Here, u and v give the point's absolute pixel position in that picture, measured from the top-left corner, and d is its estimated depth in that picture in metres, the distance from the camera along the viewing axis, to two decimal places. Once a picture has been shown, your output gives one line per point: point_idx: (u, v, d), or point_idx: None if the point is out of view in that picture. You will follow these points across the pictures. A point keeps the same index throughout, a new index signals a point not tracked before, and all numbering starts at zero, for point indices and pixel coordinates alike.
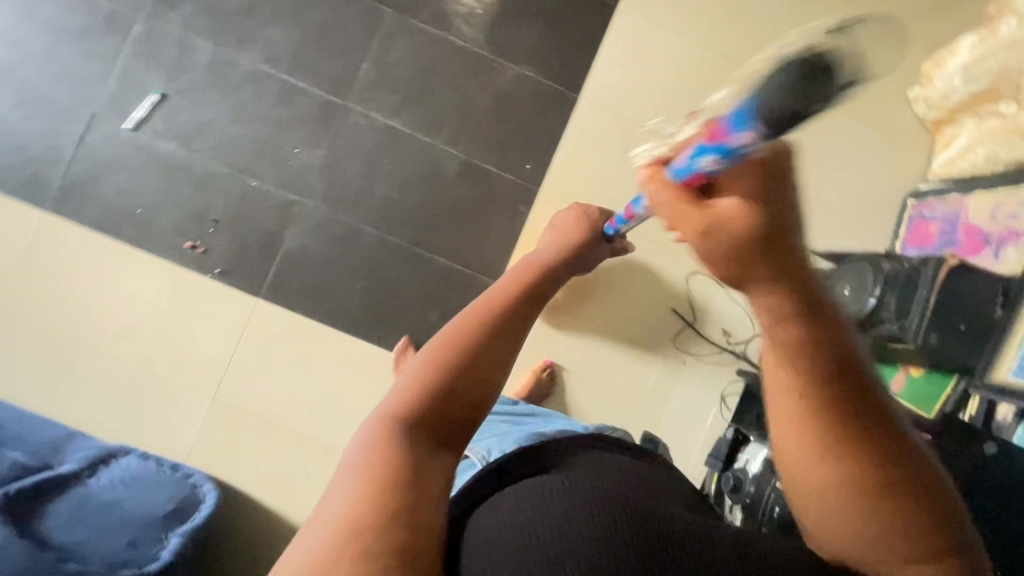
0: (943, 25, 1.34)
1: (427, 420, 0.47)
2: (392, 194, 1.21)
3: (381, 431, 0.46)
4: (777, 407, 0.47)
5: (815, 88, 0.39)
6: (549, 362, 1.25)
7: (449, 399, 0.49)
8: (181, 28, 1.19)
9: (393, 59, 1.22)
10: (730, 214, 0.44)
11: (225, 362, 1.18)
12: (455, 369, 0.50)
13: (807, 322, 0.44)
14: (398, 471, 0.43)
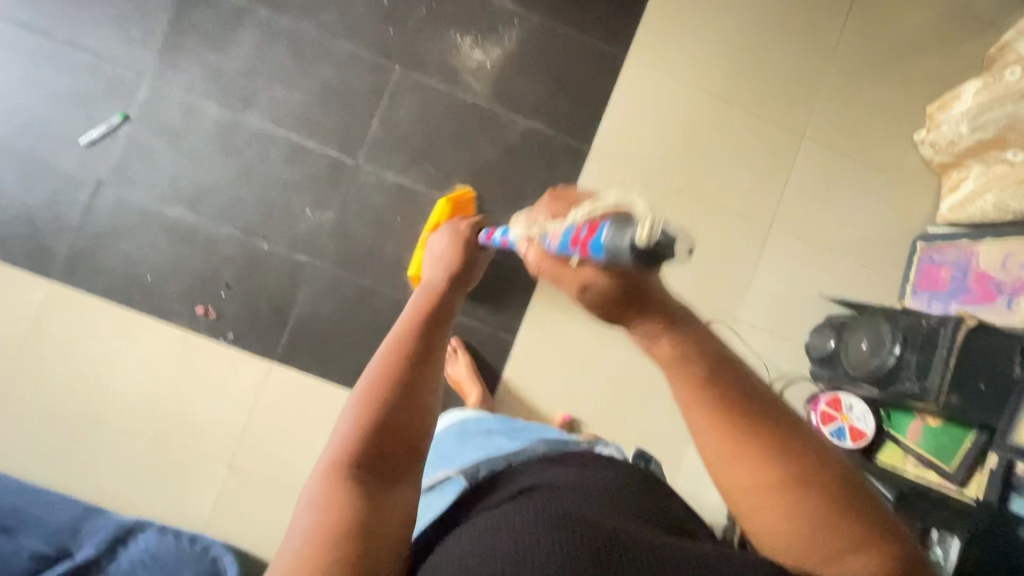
0: (943, 70, 1.36)
1: (369, 459, 0.46)
2: (405, 253, 1.20)
3: (327, 481, 0.44)
4: (695, 433, 0.48)
5: (657, 262, 0.46)
6: (567, 417, 1.23)
7: (385, 433, 0.47)
8: (186, 90, 1.17)
9: (402, 116, 1.21)
10: (593, 279, 0.48)
11: (239, 429, 1.16)
12: (390, 408, 0.48)
13: (686, 352, 0.47)
14: (351, 519, 0.42)
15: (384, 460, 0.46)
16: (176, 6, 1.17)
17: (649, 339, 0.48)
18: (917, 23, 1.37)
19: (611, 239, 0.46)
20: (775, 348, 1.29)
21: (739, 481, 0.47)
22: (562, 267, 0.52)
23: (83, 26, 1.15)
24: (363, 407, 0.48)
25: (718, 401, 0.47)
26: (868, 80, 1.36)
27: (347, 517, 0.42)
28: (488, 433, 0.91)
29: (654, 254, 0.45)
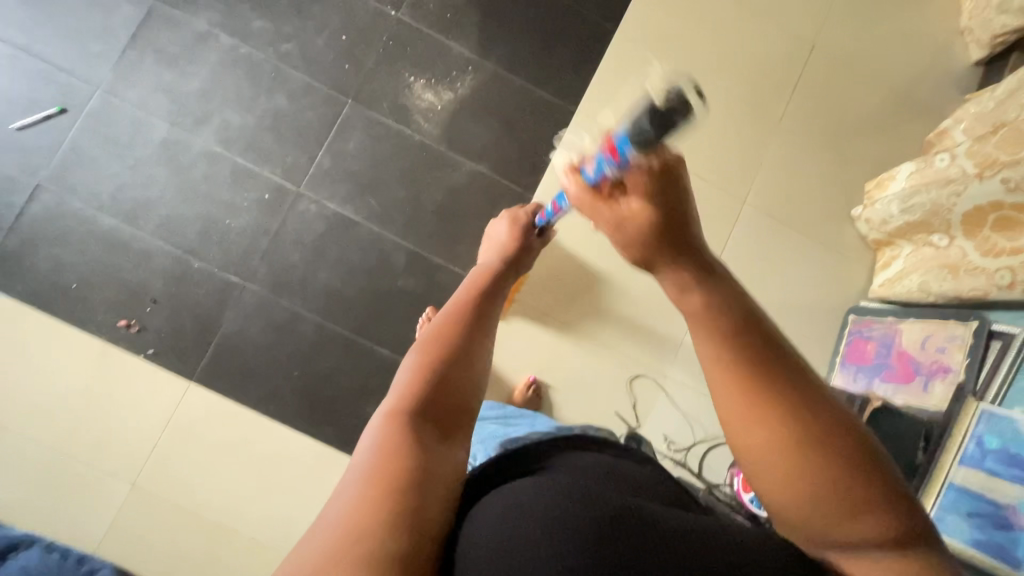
0: (884, 151, 1.41)
1: (427, 412, 0.47)
2: (335, 282, 1.21)
3: (389, 425, 0.44)
4: (723, 397, 0.44)
5: (673, 120, 0.59)
6: (533, 379, 1.26)
7: (444, 391, 0.49)
8: (137, 105, 1.19)
9: (349, 149, 1.23)
10: (632, 211, 0.52)
11: (145, 448, 1.13)
12: (449, 370, 0.50)
13: (705, 285, 0.47)
14: (411, 470, 0.42)
15: (442, 416, 0.47)
16: (137, 23, 1.20)
17: (679, 291, 0.48)
18: (861, 104, 1.43)
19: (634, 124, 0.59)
20: (703, 408, 1.30)
21: (754, 451, 0.43)
22: (600, 200, 0.57)
23: (43, 33, 1.17)
24: (419, 366, 0.50)
25: (735, 342, 0.44)
26: (811, 153, 1.40)
27: (405, 468, 0.41)
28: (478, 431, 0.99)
29: (670, 107, 0.58)
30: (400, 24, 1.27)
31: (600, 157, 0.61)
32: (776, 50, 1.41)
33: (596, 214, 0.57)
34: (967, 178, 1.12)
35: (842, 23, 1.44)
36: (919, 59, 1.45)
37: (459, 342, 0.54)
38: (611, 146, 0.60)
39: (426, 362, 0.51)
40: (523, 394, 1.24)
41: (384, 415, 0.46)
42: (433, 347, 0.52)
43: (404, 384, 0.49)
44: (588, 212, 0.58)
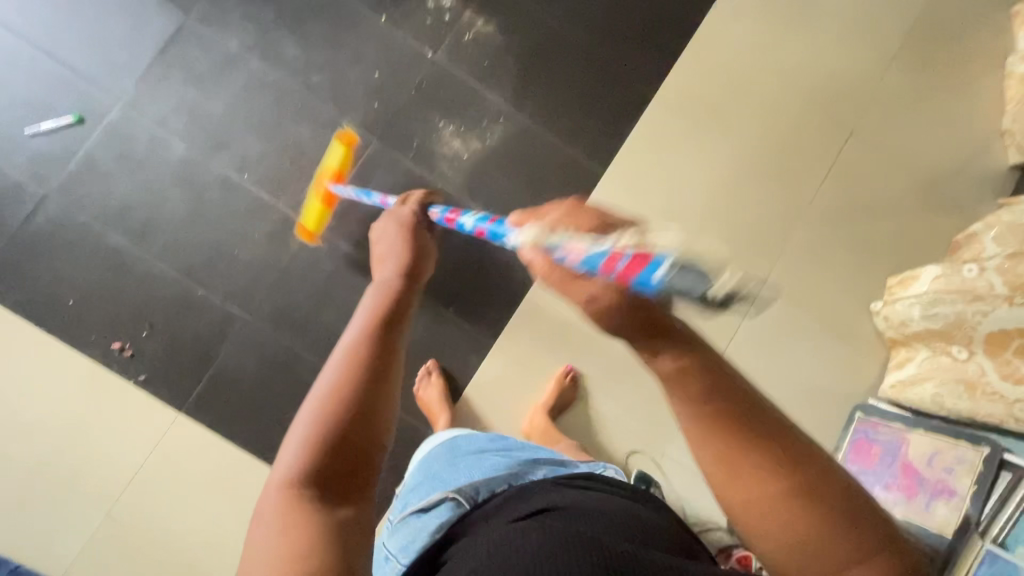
0: (910, 245, 1.38)
1: (325, 477, 0.49)
2: (338, 325, 1.18)
3: (283, 501, 0.47)
4: (714, 457, 0.50)
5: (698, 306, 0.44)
6: (570, 368, 1.25)
7: (342, 448, 0.51)
8: (156, 122, 1.15)
9: (369, 189, 1.20)
10: (597, 292, 0.46)
11: (125, 476, 1.10)
12: (340, 428, 0.51)
13: (687, 358, 0.49)
14: (315, 540, 0.44)
15: (340, 476, 0.50)
16: (166, 38, 1.16)
17: (650, 356, 0.49)
18: (892, 195, 1.40)
19: (676, 279, 0.43)
20: (700, 492, 1.26)
21: (745, 504, 0.49)
22: (570, 281, 0.47)
23: (68, 39, 1.13)
24: (309, 435, 0.51)
25: (718, 426, 0.49)
26: (837, 241, 1.37)
27: (307, 538, 0.44)
28: (480, 452, 0.90)
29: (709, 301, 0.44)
30: (435, 66, 1.23)
31: (607, 260, 0.45)
32: (813, 133, 1.38)
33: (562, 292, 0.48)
34: (995, 300, 1.12)
35: (882, 112, 1.41)
36: (955, 156, 1.42)
37: (351, 393, 0.53)
38: (631, 269, 0.44)
39: (315, 425, 0.51)
40: (560, 382, 1.23)
41: (279, 487, 0.48)
42: (322, 407, 0.52)
43: (295, 449, 0.50)
44: (560, 285, 0.48)
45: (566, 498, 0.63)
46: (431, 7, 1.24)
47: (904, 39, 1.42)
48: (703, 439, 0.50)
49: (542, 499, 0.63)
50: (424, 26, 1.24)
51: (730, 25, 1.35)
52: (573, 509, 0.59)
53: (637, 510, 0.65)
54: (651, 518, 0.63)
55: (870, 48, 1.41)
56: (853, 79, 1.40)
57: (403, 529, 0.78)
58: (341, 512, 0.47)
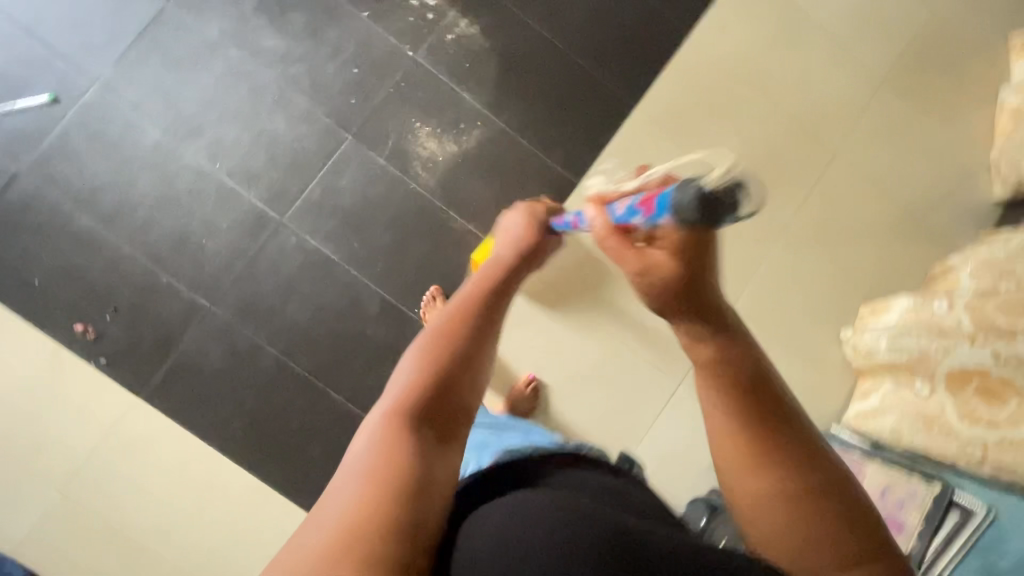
0: (887, 273, 1.38)
1: (423, 421, 0.56)
2: (302, 319, 1.18)
3: (386, 430, 0.53)
4: (721, 438, 0.57)
5: (718, 217, 0.53)
6: (532, 377, 1.27)
7: (437, 403, 0.58)
8: (131, 106, 1.15)
9: (342, 185, 1.20)
10: (658, 261, 0.60)
11: (80, 457, 1.11)
12: (438, 388, 0.59)
13: (717, 342, 0.59)
14: (412, 475, 0.50)
15: (434, 426, 0.56)
16: (146, 23, 1.16)
17: (695, 341, 0.60)
18: (872, 223, 1.39)
19: (676, 197, 0.55)
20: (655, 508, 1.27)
21: (747, 494, 0.55)
22: (628, 246, 0.63)
23: (49, 18, 1.13)
24: (415, 381, 0.60)
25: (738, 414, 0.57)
26: (812, 266, 1.36)
27: (406, 471, 0.50)
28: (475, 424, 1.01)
29: (720, 206, 0.52)
30: (416, 65, 1.23)
31: (635, 204, 0.62)
32: (795, 155, 1.37)
33: (621, 255, 0.64)
34: (959, 336, 1.12)
35: (869, 137, 1.39)
36: (939, 186, 1.40)
37: (448, 362, 0.62)
38: (650, 201, 0.59)
39: (418, 380, 0.60)
40: (521, 391, 1.25)
41: (382, 419, 0.55)
42: (426, 365, 0.61)
43: (398, 392, 0.59)
44: (614, 254, 0.64)
45: (567, 470, 0.66)
46: (415, 5, 1.23)
47: (897, 64, 1.40)
48: (713, 423, 0.58)
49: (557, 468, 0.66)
50: (406, 24, 1.22)
51: (719, 40, 1.33)
52: (584, 481, 0.63)
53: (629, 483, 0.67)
54: (659, 504, 0.65)
55: (861, 72, 1.39)
56: (842, 103, 1.39)
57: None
58: (431, 451, 0.54)
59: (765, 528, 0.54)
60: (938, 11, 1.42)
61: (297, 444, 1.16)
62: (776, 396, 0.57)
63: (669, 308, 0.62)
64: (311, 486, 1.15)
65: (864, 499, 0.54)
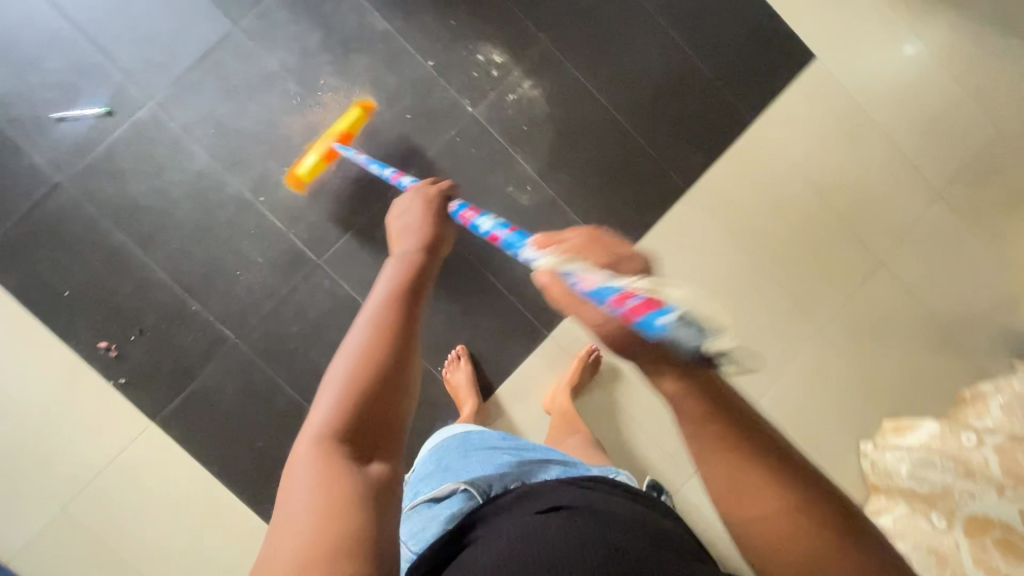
0: (915, 387, 1.36)
1: (353, 437, 0.52)
2: (325, 364, 1.17)
3: (315, 456, 0.50)
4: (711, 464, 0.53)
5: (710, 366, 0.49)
6: (594, 347, 1.27)
7: (364, 412, 0.53)
8: (182, 128, 1.14)
9: (382, 234, 1.18)
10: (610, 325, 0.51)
11: (87, 475, 1.10)
12: (369, 392, 0.54)
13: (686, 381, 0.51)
14: (348, 497, 0.47)
15: (367, 437, 0.52)
16: (209, 46, 1.14)
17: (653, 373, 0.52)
18: (906, 336, 1.36)
19: (679, 331, 0.47)
20: None
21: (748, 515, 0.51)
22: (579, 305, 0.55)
23: (113, 29, 1.12)
24: (340, 394, 0.54)
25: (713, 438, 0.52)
26: (841, 372, 1.34)
27: (343, 495, 0.47)
28: (492, 448, 0.91)
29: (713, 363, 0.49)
30: (472, 121, 1.21)
31: (607, 293, 0.52)
32: (840, 257, 1.34)
33: (577, 316, 0.55)
34: (989, 482, 1.10)
35: (916, 249, 1.37)
36: (981, 305, 1.38)
37: (381, 362, 0.56)
38: (637, 312, 0.48)
39: (343, 389, 0.54)
40: (583, 361, 1.26)
41: (311, 443, 0.51)
42: (352, 372, 0.55)
43: (327, 401, 0.53)
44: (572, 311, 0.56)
45: (580, 498, 0.68)
46: (480, 61, 1.21)
47: (956, 178, 1.37)
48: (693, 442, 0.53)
49: (556, 496, 0.68)
50: (469, 78, 1.20)
51: (779, 133, 1.32)
52: (592, 508, 0.66)
53: (646, 517, 0.68)
54: (667, 525, 0.69)
55: (919, 181, 1.36)
56: (895, 209, 1.36)
57: (412, 519, 0.80)
58: (369, 468, 0.50)
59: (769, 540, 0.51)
60: (1007, 129, 1.38)
61: None
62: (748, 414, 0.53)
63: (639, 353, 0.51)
64: None
65: (846, 494, 0.53)
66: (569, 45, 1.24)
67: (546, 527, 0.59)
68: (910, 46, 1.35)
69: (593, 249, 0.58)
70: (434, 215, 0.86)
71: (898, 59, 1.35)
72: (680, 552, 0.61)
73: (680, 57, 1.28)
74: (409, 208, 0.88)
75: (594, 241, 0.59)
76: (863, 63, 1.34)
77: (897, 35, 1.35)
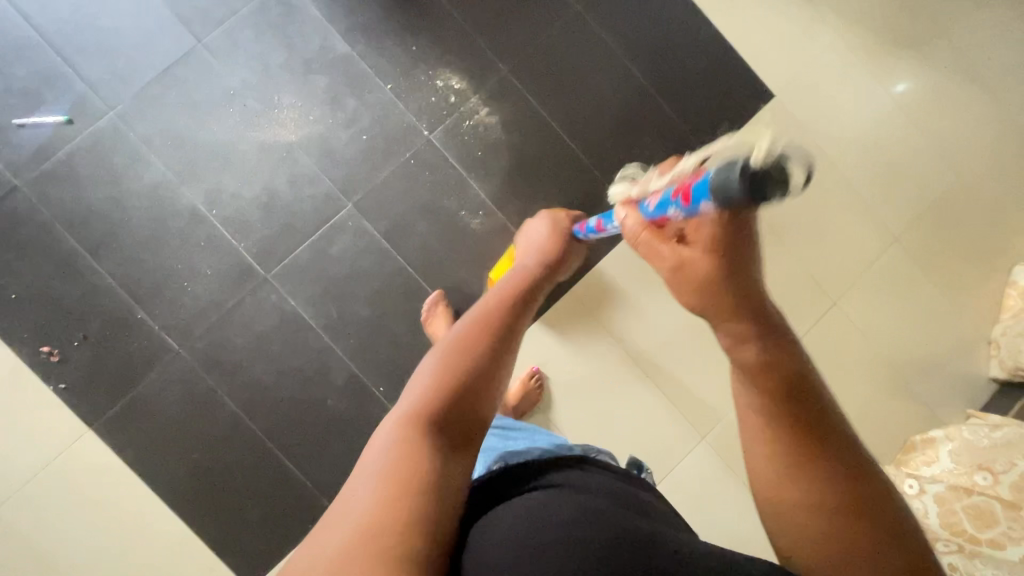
0: (867, 430, 1.34)
1: (438, 426, 0.53)
2: (266, 379, 1.17)
3: (400, 432, 0.51)
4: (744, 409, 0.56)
5: (763, 191, 0.49)
6: (537, 370, 1.26)
7: (454, 407, 0.55)
8: (141, 139, 1.16)
9: (332, 252, 1.19)
10: (692, 257, 0.59)
11: (18, 479, 1.10)
12: (463, 390, 0.56)
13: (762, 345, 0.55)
14: (423, 478, 0.48)
15: (452, 433, 0.54)
16: (173, 61, 1.17)
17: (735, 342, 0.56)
18: (859, 377, 1.35)
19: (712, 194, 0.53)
20: None
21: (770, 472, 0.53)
22: (657, 238, 0.64)
23: (80, 40, 1.14)
24: (438, 381, 0.56)
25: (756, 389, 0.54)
26: None
27: (422, 478, 0.48)
28: (485, 426, 0.97)
29: (764, 180, 0.48)
30: (429, 145, 1.22)
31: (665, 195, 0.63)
32: (793, 297, 1.34)
33: (654, 252, 0.64)
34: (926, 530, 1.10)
35: (872, 291, 1.36)
36: (937, 350, 1.37)
37: (478, 363, 0.59)
38: (683, 191, 0.59)
39: (441, 374, 0.57)
40: (526, 384, 1.24)
41: (399, 421, 0.53)
42: (452, 364, 0.58)
43: (423, 385, 0.56)
44: (646, 247, 0.65)
45: (571, 468, 0.66)
46: (439, 86, 1.23)
47: (913, 222, 1.38)
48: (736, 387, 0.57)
49: (546, 467, 0.66)
50: (427, 102, 1.23)
51: None
52: (579, 479, 0.63)
53: (633, 491, 0.66)
54: (659, 506, 0.66)
55: (876, 224, 1.37)
56: (852, 250, 1.36)
57: None
58: (450, 462, 0.52)
59: (802, 538, 0.51)
60: (967, 175, 1.39)
61: (237, 503, 1.15)
62: (823, 412, 0.53)
63: (714, 308, 0.57)
64: (242, 549, 1.14)
65: (876, 477, 0.52)
66: (530, 75, 1.26)
67: (544, 506, 0.57)
68: (870, 91, 1.36)
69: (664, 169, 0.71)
70: (560, 237, 0.97)
71: (887, 100, 1.37)
72: (670, 528, 0.59)
73: (641, 92, 1.30)
74: (535, 228, 1.00)
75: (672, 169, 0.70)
76: (822, 105, 1.36)
77: (859, 79, 1.36)
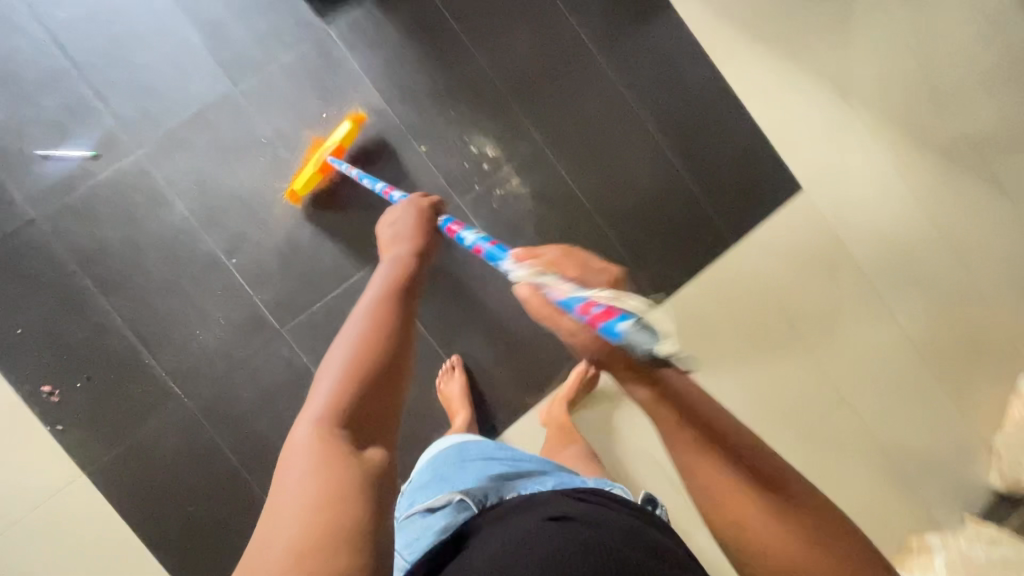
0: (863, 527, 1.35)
1: (350, 425, 0.51)
2: (269, 436, 1.15)
3: (315, 440, 0.49)
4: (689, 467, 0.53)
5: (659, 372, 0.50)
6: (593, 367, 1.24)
7: (363, 397, 0.53)
8: (164, 179, 1.13)
9: (348, 311, 1.17)
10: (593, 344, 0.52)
11: (6, 521, 1.07)
12: (369, 377, 0.54)
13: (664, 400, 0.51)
14: (351, 487, 0.45)
15: (366, 424, 0.52)
16: (206, 103, 1.15)
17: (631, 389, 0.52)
18: (860, 472, 1.36)
19: (634, 336, 0.49)
20: None
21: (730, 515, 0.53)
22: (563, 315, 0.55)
23: (113, 74, 1.12)
24: (342, 380, 0.53)
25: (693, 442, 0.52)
26: None
27: (347, 482, 0.46)
28: (489, 459, 0.88)
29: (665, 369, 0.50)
30: (456, 211, 1.22)
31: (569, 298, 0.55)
32: (804, 388, 1.35)
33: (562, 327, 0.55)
34: None
35: (880, 387, 1.37)
36: (939, 451, 1.38)
37: (381, 351, 0.57)
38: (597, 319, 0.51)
39: (345, 373, 0.54)
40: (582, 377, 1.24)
41: (314, 428, 0.50)
42: (355, 356, 0.55)
43: (331, 385, 0.53)
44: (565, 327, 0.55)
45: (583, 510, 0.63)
46: (472, 152, 1.22)
47: (926, 322, 1.39)
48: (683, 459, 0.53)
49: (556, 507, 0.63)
50: (458, 167, 1.22)
51: (758, 253, 1.33)
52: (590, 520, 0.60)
53: (650, 534, 0.62)
54: (669, 545, 0.62)
55: (890, 322, 1.38)
56: (864, 344, 1.37)
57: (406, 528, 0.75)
58: (370, 454, 0.49)
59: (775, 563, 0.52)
60: (982, 280, 1.41)
61: (229, 561, 1.13)
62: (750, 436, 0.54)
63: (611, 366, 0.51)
64: None
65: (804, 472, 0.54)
66: (563, 149, 1.26)
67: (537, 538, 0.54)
68: (896, 190, 1.38)
69: (567, 262, 0.63)
70: (427, 222, 0.91)
71: (912, 200, 1.38)
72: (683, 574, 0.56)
73: (671, 174, 1.30)
74: (400, 216, 0.92)
75: (568, 256, 0.65)
76: (848, 200, 1.36)
77: (886, 177, 1.37)
